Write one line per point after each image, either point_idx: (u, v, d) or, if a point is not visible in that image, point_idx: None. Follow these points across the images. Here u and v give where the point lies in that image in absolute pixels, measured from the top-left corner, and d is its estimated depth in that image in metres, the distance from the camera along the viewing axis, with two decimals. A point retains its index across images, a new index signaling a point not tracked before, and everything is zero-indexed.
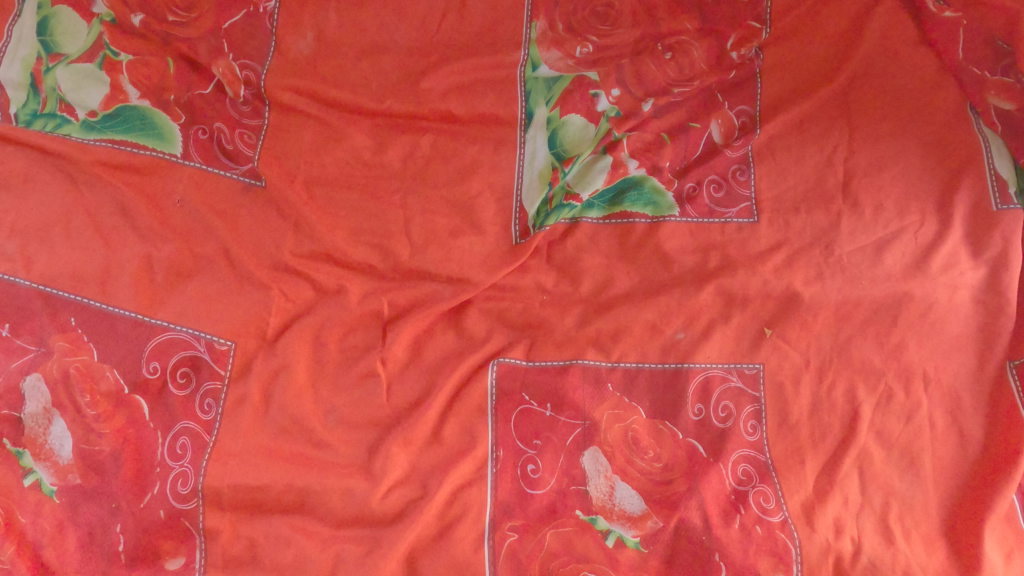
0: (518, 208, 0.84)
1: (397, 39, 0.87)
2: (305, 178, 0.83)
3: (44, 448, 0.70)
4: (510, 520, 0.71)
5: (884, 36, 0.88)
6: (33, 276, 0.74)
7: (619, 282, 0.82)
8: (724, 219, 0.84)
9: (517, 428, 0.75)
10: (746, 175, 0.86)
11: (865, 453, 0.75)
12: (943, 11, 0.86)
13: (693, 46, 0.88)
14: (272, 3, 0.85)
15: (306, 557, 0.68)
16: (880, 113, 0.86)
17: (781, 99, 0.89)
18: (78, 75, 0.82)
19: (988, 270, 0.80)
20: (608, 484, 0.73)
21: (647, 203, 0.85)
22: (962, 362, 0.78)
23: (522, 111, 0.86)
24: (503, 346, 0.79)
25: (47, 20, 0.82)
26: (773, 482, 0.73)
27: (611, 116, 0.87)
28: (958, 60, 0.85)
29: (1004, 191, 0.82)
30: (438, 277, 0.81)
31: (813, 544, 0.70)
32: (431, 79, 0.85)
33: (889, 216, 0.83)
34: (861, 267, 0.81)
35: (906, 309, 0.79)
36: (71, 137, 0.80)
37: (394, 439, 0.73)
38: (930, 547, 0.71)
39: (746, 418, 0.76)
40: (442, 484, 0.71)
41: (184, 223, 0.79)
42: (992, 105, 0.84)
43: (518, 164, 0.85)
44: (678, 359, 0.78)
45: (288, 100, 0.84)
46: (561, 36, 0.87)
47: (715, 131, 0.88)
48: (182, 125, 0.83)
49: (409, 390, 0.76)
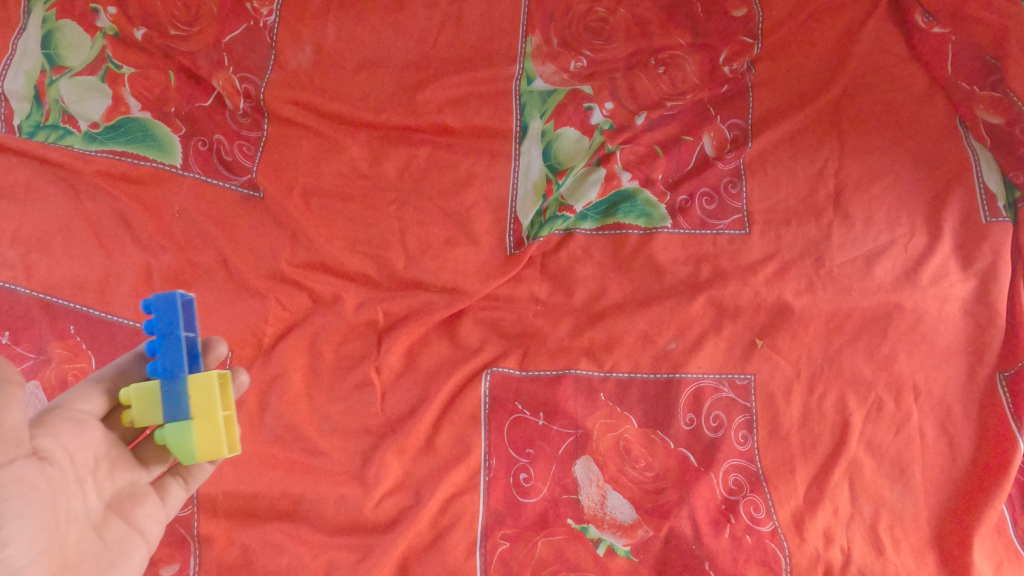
0: (513, 220, 0.85)
1: (395, 53, 0.88)
2: (303, 189, 0.84)
3: None
4: (501, 528, 0.72)
5: (874, 52, 0.90)
6: (34, 285, 0.76)
7: (612, 292, 0.83)
8: (716, 231, 0.85)
9: (510, 437, 0.76)
10: (738, 187, 0.87)
11: (855, 463, 0.75)
12: (932, 27, 0.88)
13: (685, 61, 0.90)
14: (271, 17, 0.87)
15: (299, 564, 0.69)
16: (869, 127, 0.88)
17: (773, 113, 0.90)
18: (82, 87, 0.83)
19: (977, 282, 0.81)
20: (599, 493, 0.74)
21: (640, 215, 0.86)
22: (952, 373, 0.79)
23: (517, 124, 0.88)
24: (496, 355, 0.80)
25: (51, 34, 0.84)
26: (764, 491, 0.74)
27: (604, 128, 0.88)
28: (948, 75, 0.87)
29: (992, 204, 0.84)
30: (433, 287, 0.82)
31: (802, 553, 0.71)
32: (428, 92, 0.87)
33: (879, 228, 0.84)
34: (851, 278, 0.82)
35: (896, 321, 0.80)
36: (74, 148, 0.82)
37: (387, 447, 0.74)
38: (919, 557, 0.72)
39: (737, 428, 0.77)
40: (434, 492, 0.72)
41: (183, 233, 0.81)
42: (980, 119, 0.85)
43: (512, 176, 0.86)
44: (670, 370, 0.79)
45: (287, 112, 0.85)
46: (555, 51, 0.88)
47: (707, 144, 0.89)
48: (183, 136, 0.84)
49: (403, 399, 0.77)
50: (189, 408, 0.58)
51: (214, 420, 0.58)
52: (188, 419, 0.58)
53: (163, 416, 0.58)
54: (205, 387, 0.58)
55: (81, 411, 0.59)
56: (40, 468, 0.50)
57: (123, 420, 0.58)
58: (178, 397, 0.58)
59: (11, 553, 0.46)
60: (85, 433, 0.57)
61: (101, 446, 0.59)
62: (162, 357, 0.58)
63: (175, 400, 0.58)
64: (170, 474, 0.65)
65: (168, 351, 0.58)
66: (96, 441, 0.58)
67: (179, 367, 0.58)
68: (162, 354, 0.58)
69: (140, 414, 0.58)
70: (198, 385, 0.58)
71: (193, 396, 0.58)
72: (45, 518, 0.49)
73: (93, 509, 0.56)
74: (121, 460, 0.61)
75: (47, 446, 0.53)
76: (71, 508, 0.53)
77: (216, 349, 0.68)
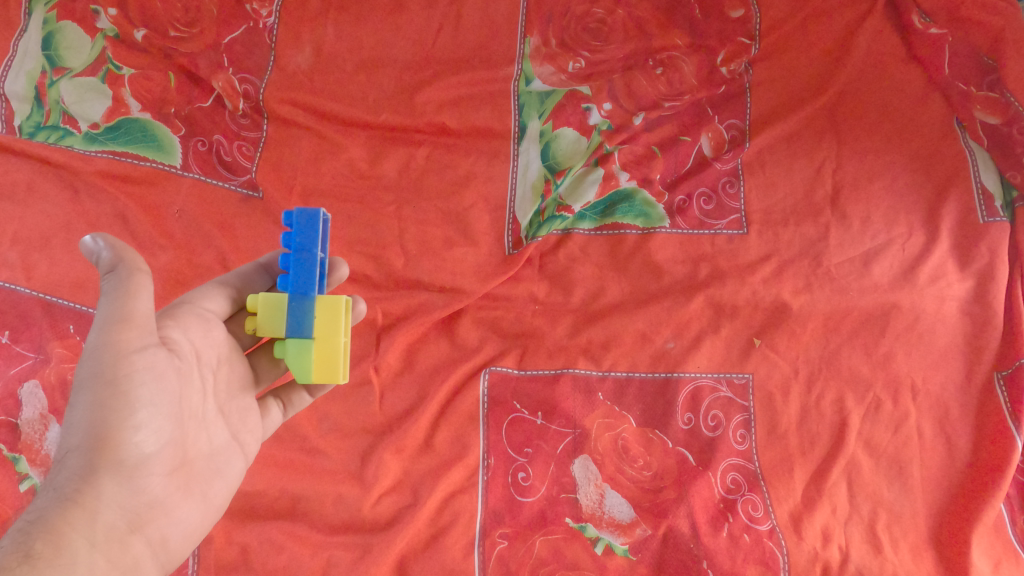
0: (511, 220, 0.86)
1: (394, 54, 0.89)
2: (302, 189, 0.85)
3: (40, 454, 0.71)
4: (500, 527, 0.72)
5: (871, 53, 0.90)
6: (35, 285, 0.76)
7: (610, 292, 0.83)
8: (714, 231, 0.85)
9: (508, 436, 0.76)
10: (736, 187, 0.87)
11: (854, 462, 0.75)
12: (929, 27, 0.88)
13: (683, 62, 0.90)
14: (272, 18, 0.88)
15: (298, 563, 0.69)
16: (867, 127, 0.88)
17: (771, 112, 0.90)
18: (82, 88, 0.84)
19: (975, 281, 0.81)
20: (597, 492, 0.74)
21: (638, 215, 0.86)
22: (950, 372, 0.79)
23: (516, 124, 0.88)
24: (495, 355, 0.80)
25: (51, 35, 0.84)
26: (762, 490, 0.74)
27: (602, 129, 0.89)
28: (945, 76, 0.87)
29: (989, 204, 0.84)
30: (432, 287, 0.82)
31: (800, 552, 0.71)
32: (426, 93, 0.87)
33: (877, 227, 0.84)
34: (849, 278, 0.82)
35: (894, 320, 0.80)
36: (74, 148, 0.82)
37: (386, 446, 0.74)
38: (917, 556, 0.72)
39: (735, 427, 0.77)
40: (432, 491, 0.72)
41: (183, 233, 0.81)
42: (977, 119, 0.85)
43: (511, 176, 0.87)
44: (668, 369, 0.79)
45: (287, 113, 0.86)
46: (553, 52, 0.89)
47: (705, 144, 0.89)
48: (182, 137, 0.84)
49: (402, 398, 0.77)
50: (312, 329, 0.61)
51: (333, 344, 0.61)
52: (309, 338, 0.61)
53: (286, 330, 0.61)
54: (330, 311, 0.61)
55: (208, 310, 0.61)
56: (170, 358, 0.52)
57: (249, 327, 0.61)
58: (302, 316, 0.61)
59: (142, 437, 0.49)
60: (210, 331, 0.59)
61: (223, 347, 0.60)
62: (293, 274, 0.61)
63: (301, 318, 0.61)
64: (270, 396, 0.67)
65: (300, 269, 0.60)
66: (219, 341, 0.60)
67: (310, 288, 0.61)
68: (295, 271, 0.61)
69: (264, 323, 0.61)
70: (324, 307, 0.61)
71: (317, 318, 0.61)
72: (173, 408, 0.51)
73: (215, 406, 0.58)
74: (237, 363, 0.62)
75: (178, 337, 0.55)
76: (195, 401, 0.54)
77: (338, 271, 0.68)
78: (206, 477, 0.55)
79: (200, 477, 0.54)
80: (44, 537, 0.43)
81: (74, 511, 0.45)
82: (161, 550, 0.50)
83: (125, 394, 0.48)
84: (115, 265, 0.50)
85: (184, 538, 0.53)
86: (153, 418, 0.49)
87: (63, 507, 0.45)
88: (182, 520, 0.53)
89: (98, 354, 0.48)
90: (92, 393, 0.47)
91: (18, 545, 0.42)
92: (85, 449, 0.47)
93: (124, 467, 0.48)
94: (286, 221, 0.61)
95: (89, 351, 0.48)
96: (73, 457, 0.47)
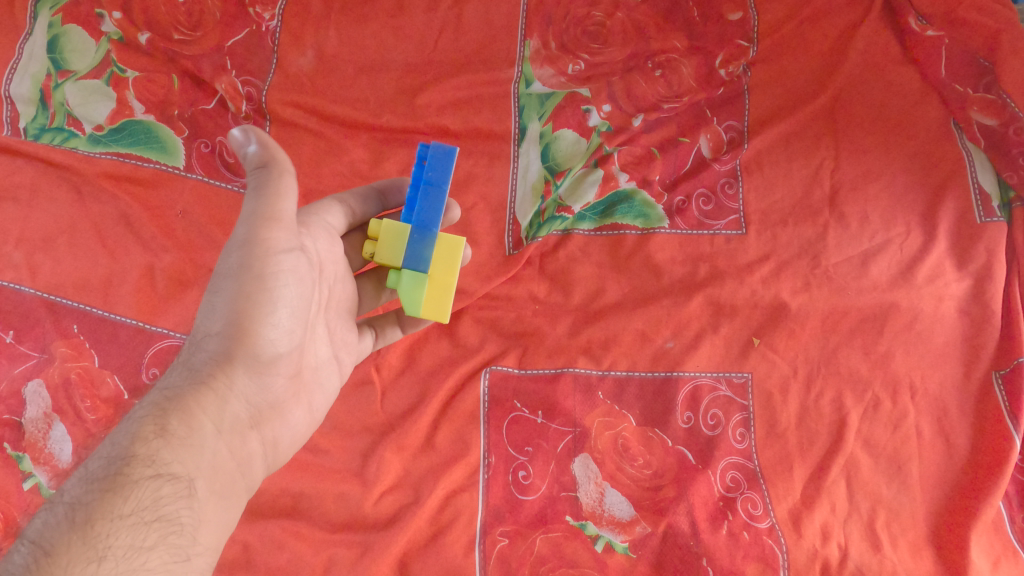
0: (511, 221, 0.86)
1: (395, 57, 0.90)
2: (304, 190, 0.85)
3: (44, 453, 0.71)
4: (500, 525, 0.72)
5: (869, 55, 0.91)
6: (39, 285, 0.77)
7: (609, 292, 0.83)
8: (713, 231, 0.86)
9: (509, 435, 0.76)
10: (735, 188, 0.88)
11: (852, 460, 0.76)
12: (926, 29, 0.89)
13: (682, 64, 0.91)
14: (274, 21, 0.88)
15: (300, 561, 0.69)
16: (864, 128, 0.89)
17: (769, 114, 0.90)
18: (86, 91, 0.85)
19: (972, 281, 0.82)
20: (598, 491, 0.74)
21: (638, 216, 0.87)
22: (948, 371, 0.79)
23: (516, 126, 0.89)
24: (495, 354, 0.81)
25: (56, 39, 0.85)
26: (761, 488, 0.74)
27: (602, 130, 0.90)
28: (942, 77, 0.88)
29: (987, 204, 0.84)
30: None
31: (799, 549, 0.71)
32: (427, 95, 0.88)
33: (875, 228, 0.85)
34: (847, 278, 0.82)
35: (891, 320, 0.80)
36: (79, 149, 0.83)
37: (387, 444, 0.75)
38: (916, 554, 0.72)
39: (735, 426, 0.77)
40: (433, 489, 0.73)
41: (186, 234, 0.82)
42: (974, 121, 0.86)
43: (511, 177, 0.88)
44: (668, 368, 0.79)
45: (289, 115, 0.87)
46: (553, 55, 0.90)
47: (704, 145, 0.90)
48: (186, 139, 0.85)
49: (403, 397, 0.78)
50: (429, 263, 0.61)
51: (446, 284, 0.62)
52: (424, 272, 0.61)
53: (404, 259, 0.60)
54: (448, 248, 0.62)
55: (332, 223, 0.64)
56: (306, 264, 0.56)
57: (368, 250, 0.60)
58: (422, 248, 0.60)
59: (276, 335, 0.54)
60: (334, 244, 0.63)
61: (341, 263, 0.64)
62: (423, 207, 0.60)
63: (421, 249, 0.60)
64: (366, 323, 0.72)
65: (429, 204, 0.60)
66: (339, 256, 0.63)
67: (434, 222, 0.60)
68: (422, 203, 0.60)
69: (383, 249, 0.60)
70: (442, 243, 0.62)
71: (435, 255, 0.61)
72: (302, 312, 0.56)
73: (328, 315, 0.63)
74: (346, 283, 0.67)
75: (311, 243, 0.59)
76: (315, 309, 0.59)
77: (451, 212, 0.71)
78: (311, 386, 0.61)
79: (307, 383, 0.60)
80: (182, 414, 0.50)
81: (209, 396, 0.51)
82: (273, 442, 0.57)
83: (269, 290, 0.53)
84: (267, 165, 0.53)
85: (292, 435, 0.60)
86: (282, 316, 0.54)
87: (200, 391, 0.51)
88: (291, 419, 0.59)
89: (246, 248, 0.52)
90: (236, 285, 0.52)
91: (161, 415, 0.49)
92: (224, 337, 0.53)
93: (256, 361, 0.54)
94: (421, 155, 0.61)
95: (236, 244, 0.53)
96: (213, 342, 0.53)
